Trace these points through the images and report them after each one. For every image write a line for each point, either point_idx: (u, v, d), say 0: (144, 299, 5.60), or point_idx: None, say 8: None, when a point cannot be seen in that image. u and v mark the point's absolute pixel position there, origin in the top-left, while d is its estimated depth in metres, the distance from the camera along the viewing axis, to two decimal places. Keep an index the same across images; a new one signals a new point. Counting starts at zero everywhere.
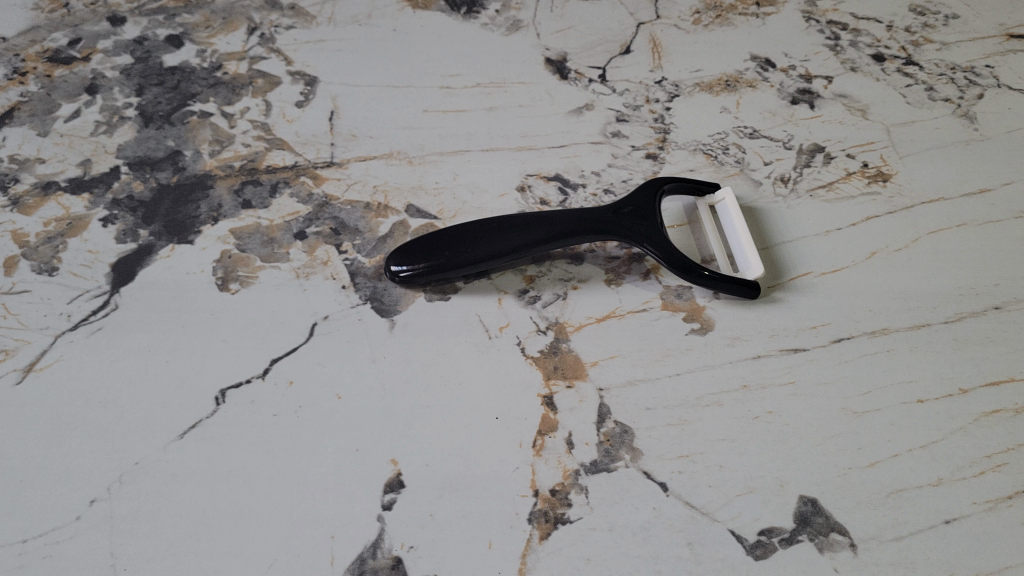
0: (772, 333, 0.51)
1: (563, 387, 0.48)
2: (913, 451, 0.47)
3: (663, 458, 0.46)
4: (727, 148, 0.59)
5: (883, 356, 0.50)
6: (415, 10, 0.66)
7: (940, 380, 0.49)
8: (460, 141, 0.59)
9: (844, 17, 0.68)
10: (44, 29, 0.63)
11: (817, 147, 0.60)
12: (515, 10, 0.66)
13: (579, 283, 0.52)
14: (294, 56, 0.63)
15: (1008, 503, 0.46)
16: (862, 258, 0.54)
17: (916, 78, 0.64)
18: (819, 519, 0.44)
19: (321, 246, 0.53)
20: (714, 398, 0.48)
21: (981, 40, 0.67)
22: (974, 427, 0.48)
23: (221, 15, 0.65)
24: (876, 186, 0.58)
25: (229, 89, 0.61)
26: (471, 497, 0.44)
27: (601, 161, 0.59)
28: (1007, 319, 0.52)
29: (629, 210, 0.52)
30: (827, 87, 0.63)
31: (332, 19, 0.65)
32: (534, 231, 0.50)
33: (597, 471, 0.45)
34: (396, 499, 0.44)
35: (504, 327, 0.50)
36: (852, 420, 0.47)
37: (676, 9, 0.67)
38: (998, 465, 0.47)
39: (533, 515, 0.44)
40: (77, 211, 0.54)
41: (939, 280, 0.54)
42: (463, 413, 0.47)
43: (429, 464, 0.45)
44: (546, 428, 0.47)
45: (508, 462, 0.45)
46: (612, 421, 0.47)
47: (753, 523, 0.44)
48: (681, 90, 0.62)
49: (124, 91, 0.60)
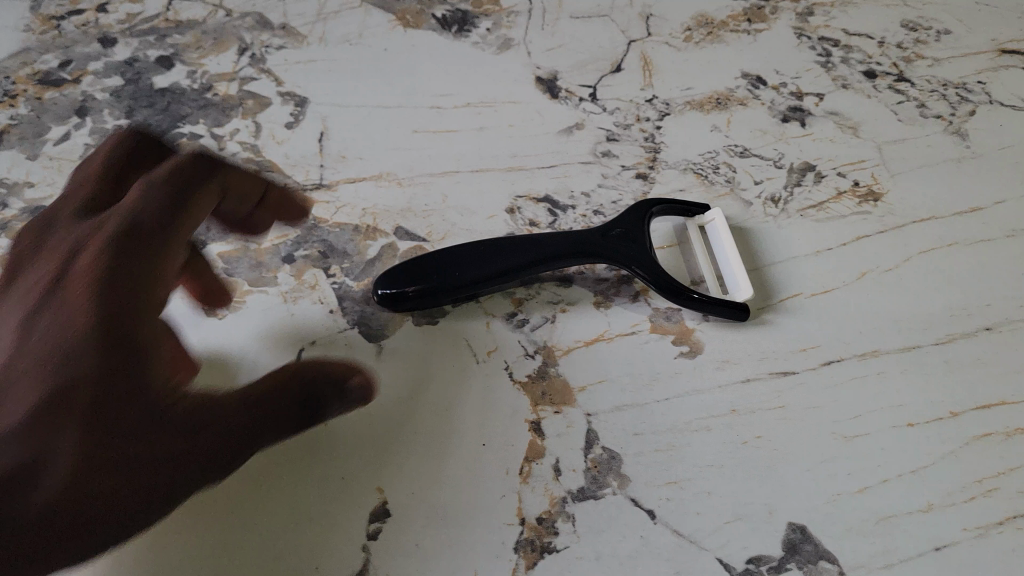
0: (761, 356, 0.50)
1: (550, 413, 0.48)
2: (903, 476, 0.46)
3: (652, 485, 0.46)
4: (718, 167, 0.59)
5: (873, 379, 0.50)
6: (407, 29, 0.66)
7: (931, 404, 0.49)
8: (450, 162, 0.59)
9: (835, 34, 0.67)
10: (36, 52, 0.63)
11: (807, 166, 0.60)
12: (506, 28, 0.66)
13: (568, 307, 0.52)
14: (284, 77, 0.63)
15: (999, 529, 0.45)
16: (853, 278, 0.54)
17: (909, 95, 0.64)
18: (808, 547, 0.44)
19: (309, 270, 0.53)
20: (702, 423, 0.48)
21: (973, 56, 0.66)
22: (965, 452, 0.47)
23: (212, 35, 0.65)
24: (866, 206, 0.58)
25: (219, 110, 0.61)
26: (457, 525, 0.44)
27: (591, 182, 0.59)
28: (999, 339, 0.52)
29: (617, 232, 0.52)
30: (818, 104, 0.63)
31: (323, 39, 0.65)
32: (523, 255, 0.50)
33: (584, 498, 0.45)
34: (381, 529, 0.44)
35: (492, 352, 0.50)
36: (842, 445, 0.47)
37: (667, 26, 0.67)
38: (988, 491, 0.46)
39: (519, 544, 0.44)
40: None
41: (930, 301, 0.53)
42: (451, 440, 0.47)
43: (415, 492, 0.45)
44: (533, 455, 0.46)
45: (494, 491, 0.45)
46: (600, 447, 0.47)
47: (741, 551, 0.44)
48: (672, 109, 0.62)
49: (114, 113, 0.61)
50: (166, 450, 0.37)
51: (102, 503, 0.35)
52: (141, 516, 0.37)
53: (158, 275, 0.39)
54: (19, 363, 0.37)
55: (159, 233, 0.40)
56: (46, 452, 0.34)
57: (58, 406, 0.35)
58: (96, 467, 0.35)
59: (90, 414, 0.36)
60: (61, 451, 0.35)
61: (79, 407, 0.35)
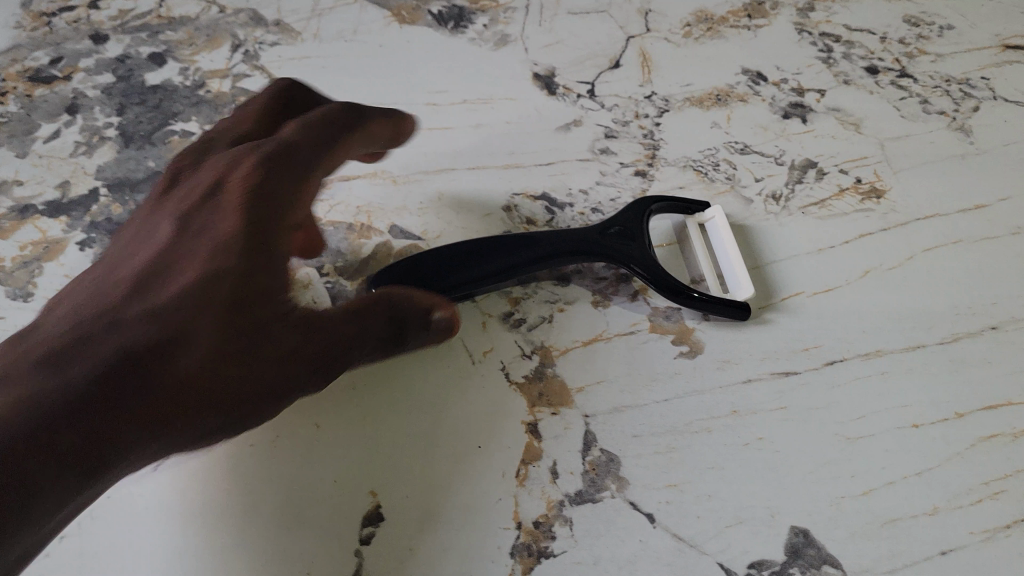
0: (763, 356, 0.49)
1: (547, 414, 0.47)
2: (908, 478, 0.45)
3: (651, 488, 0.45)
4: (718, 164, 0.58)
5: (876, 379, 0.49)
6: (402, 25, 0.65)
7: (936, 404, 0.48)
8: (446, 159, 0.58)
9: (836, 29, 0.66)
10: (26, 48, 0.62)
11: (809, 163, 0.59)
12: (503, 24, 0.65)
13: (565, 306, 0.51)
14: (278, 74, 0.62)
15: (1006, 532, 0.44)
16: (855, 276, 0.53)
17: (911, 91, 0.63)
18: (811, 551, 0.43)
19: (301, 267, 0.52)
20: (703, 424, 0.47)
21: (976, 51, 0.65)
22: (971, 453, 0.47)
23: (205, 32, 0.64)
24: (869, 203, 0.57)
25: (211, 108, 0.60)
26: (452, 530, 0.43)
27: (589, 179, 0.58)
28: (1005, 339, 0.51)
29: (617, 231, 0.51)
30: (819, 100, 0.62)
31: (317, 35, 0.64)
32: (522, 254, 0.49)
33: (582, 502, 0.44)
34: (374, 533, 0.43)
35: (488, 352, 0.49)
36: (845, 446, 0.46)
37: (666, 22, 0.66)
38: (995, 493, 0.45)
39: (516, 548, 0.43)
40: (54, 234, 0.54)
41: (934, 300, 0.52)
42: (446, 443, 0.46)
43: (409, 496, 0.44)
44: (530, 457, 0.45)
45: (490, 494, 0.44)
46: (598, 449, 0.46)
47: (743, 556, 0.43)
48: (671, 105, 0.61)
49: (105, 110, 0.60)
50: (282, 353, 0.39)
51: (232, 390, 0.37)
52: (260, 415, 0.39)
53: (301, 194, 0.42)
54: (165, 259, 0.40)
55: (307, 154, 0.43)
56: (179, 340, 0.36)
57: (206, 288, 0.38)
58: (232, 349, 0.37)
59: (234, 300, 0.38)
60: (203, 329, 0.37)
61: (225, 292, 0.38)
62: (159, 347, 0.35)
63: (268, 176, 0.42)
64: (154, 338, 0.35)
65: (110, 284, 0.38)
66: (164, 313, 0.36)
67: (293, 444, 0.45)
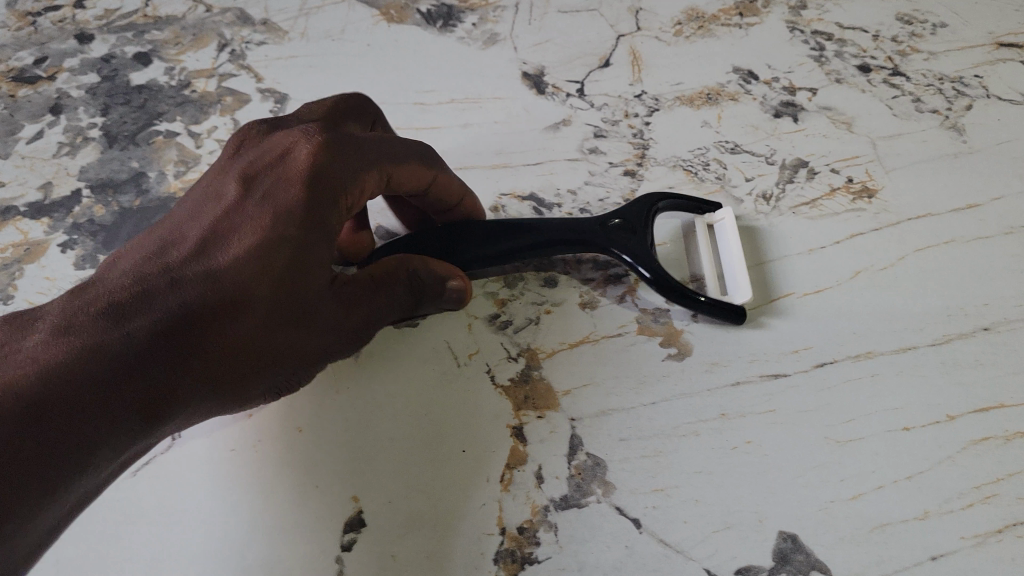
0: (752, 358, 0.49)
1: (533, 417, 0.46)
2: (898, 483, 0.45)
3: (637, 493, 0.44)
4: (708, 164, 0.58)
5: (867, 382, 0.48)
6: (390, 24, 0.64)
7: (928, 407, 0.47)
8: None
9: (829, 27, 0.65)
10: (11, 48, 0.63)
11: (800, 162, 0.58)
12: (492, 23, 0.65)
13: (552, 308, 0.50)
14: (264, 73, 0.61)
15: (998, 537, 0.43)
16: (846, 277, 0.52)
17: (904, 89, 0.62)
18: (799, 557, 0.42)
19: None
20: (691, 427, 0.46)
21: (969, 49, 0.64)
22: (963, 457, 0.45)
23: (191, 31, 0.63)
24: (861, 203, 0.56)
25: (196, 107, 0.59)
26: (434, 535, 0.43)
27: (577, 178, 0.57)
28: (996, 341, 0.50)
29: (617, 223, 0.50)
30: (811, 99, 0.61)
31: (304, 34, 0.63)
32: (517, 241, 0.49)
33: (567, 507, 0.44)
34: (355, 539, 0.43)
35: (473, 354, 0.48)
36: (834, 450, 0.46)
37: (657, 21, 0.65)
38: (987, 497, 0.44)
39: (500, 554, 0.43)
40: (35, 236, 0.54)
41: (926, 300, 0.51)
42: (431, 446, 0.46)
43: (391, 501, 0.44)
44: (515, 461, 0.45)
45: (474, 498, 0.44)
46: (584, 453, 0.45)
47: (730, 562, 0.42)
48: (661, 104, 0.61)
49: (89, 110, 0.59)
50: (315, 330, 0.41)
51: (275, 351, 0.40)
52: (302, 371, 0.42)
53: (362, 180, 0.43)
54: (230, 223, 0.41)
55: (366, 156, 0.44)
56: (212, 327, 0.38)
57: (263, 257, 0.39)
58: (280, 318, 0.40)
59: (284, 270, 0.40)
60: (242, 316, 0.39)
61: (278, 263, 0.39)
62: (209, 313, 0.38)
63: (332, 157, 0.42)
64: (205, 303, 0.38)
65: (178, 234, 0.41)
66: (217, 279, 0.39)
67: (280, 447, 0.46)
